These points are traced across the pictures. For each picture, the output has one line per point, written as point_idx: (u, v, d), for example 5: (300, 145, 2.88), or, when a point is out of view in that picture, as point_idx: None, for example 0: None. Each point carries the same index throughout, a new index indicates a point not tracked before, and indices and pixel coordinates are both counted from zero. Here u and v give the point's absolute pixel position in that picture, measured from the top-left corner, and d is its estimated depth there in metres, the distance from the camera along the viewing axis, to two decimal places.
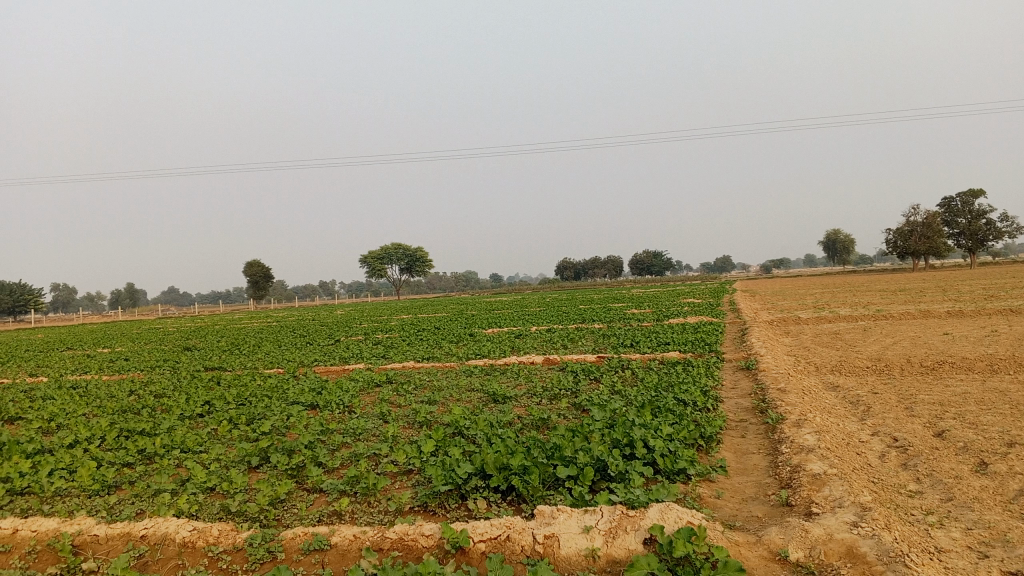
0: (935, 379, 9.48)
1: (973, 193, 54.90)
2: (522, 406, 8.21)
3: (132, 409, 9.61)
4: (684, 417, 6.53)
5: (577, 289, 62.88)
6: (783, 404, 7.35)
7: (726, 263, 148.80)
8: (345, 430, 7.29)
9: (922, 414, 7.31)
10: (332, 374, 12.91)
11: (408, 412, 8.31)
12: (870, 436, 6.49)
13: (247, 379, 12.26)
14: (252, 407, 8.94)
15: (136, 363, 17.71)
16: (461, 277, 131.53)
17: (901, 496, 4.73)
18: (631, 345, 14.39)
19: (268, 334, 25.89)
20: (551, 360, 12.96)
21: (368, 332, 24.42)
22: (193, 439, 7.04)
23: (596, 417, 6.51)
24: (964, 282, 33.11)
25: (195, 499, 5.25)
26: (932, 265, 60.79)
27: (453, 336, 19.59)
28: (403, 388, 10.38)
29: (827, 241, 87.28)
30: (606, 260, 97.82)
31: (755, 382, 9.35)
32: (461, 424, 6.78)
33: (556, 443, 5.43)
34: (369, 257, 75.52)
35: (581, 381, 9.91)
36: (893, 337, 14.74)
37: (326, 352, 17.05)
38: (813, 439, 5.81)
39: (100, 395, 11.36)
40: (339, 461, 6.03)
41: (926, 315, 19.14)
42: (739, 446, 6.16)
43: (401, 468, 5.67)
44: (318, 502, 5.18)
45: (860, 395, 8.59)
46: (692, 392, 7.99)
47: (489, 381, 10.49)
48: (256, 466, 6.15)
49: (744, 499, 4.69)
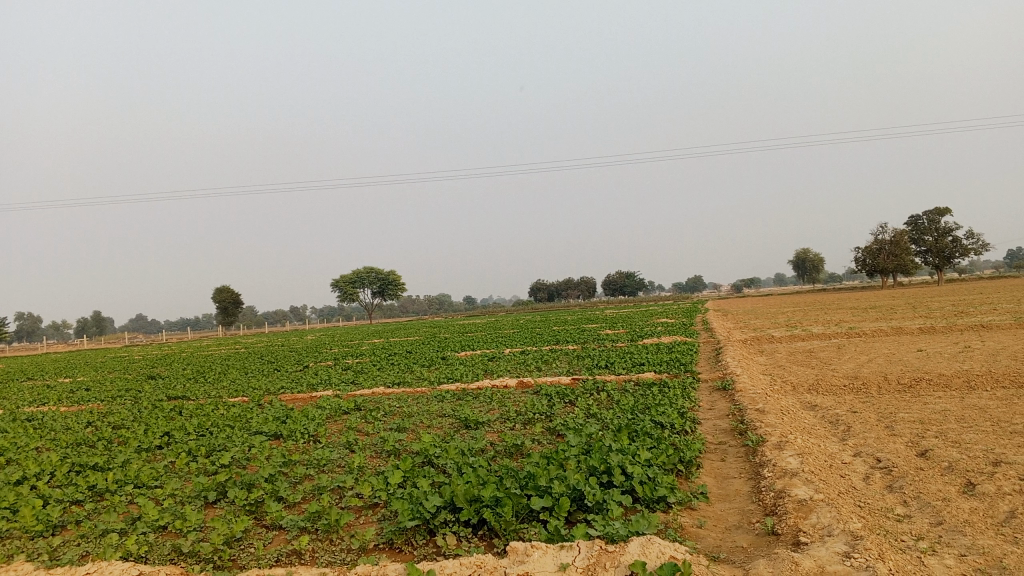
0: (914, 397, 9.34)
1: (938, 211, 55.76)
2: (495, 432, 7.94)
3: (88, 441, 9.20)
4: (662, 441, 6.30)
5: (550, 311, 62.72)
6: (763, 426, 7.14)
7: (698, 283, 149.76)
8: (309, 462, 6.96)
9: (904, 433, 7.14)
10: (299, 401, 12.52)
11: (376, 440, 8.00)
12: (853, 457, 6.30)
13: (211, 408, 11.85)
14: (214, 438, 8.57)
15: (97, 393, 17.16)
16: (434, 300, 130.93)
17: (890, 521, 4.53)
18: (605, 367, 14.16)
19: (235, 361, 25.35)
20: (524, 383, 12.70)
21: (339, 357, 23.98)
22: (148, 473, 6.69)
23: (572, 443, 6.25)
24: (934, 299, 33.41)
25: (146, 539, 4.92)
26: (900, 282, 61.47)
27: (426, 361, 19.25)
28: (372, 414, 10.06)
29: (797, 260, 88.11)
30: (578, 282, 98.04)
31: (733, 403, 9.16)
32: (430, 452, 6.49)
33: (529, 472, 5.17)
34: (342, 283, 74.94)
35: (555, 404, 9.66)
36: (868, 355, 14.67)
37: (295, 379, 16.64)
38: (795, 462, 5.60)
39: (56, 427, 10.90)
40: (301, 496, 5.72)
41: (898, 332, 19.18)
42: (720, 470, 5.94)
43: (367, 501, 5.38)
44: (277, 540, 4.88)
45: (839, 414, 8.42)
46: (669, 414, 7.77)
47: (461, 406, 10.19)
48: (213, 502, 5.82)
49: (727, 528, 4.45)
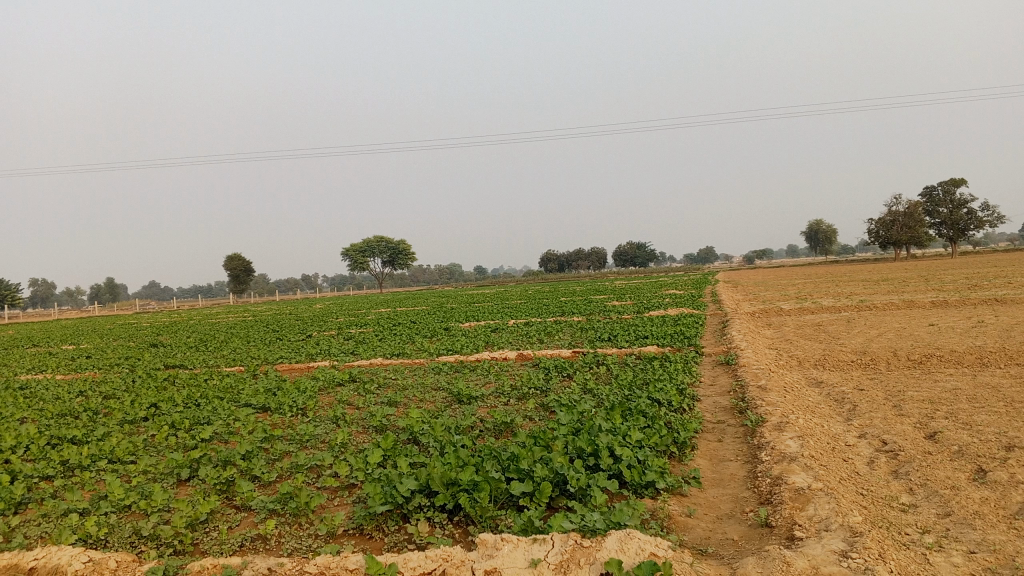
0: (923, 374, 9.02)
1: (954, 183, 55.02)
2: (487, 408, 7.66)
3: (73, 412, 8.99)
4: (657, 420, 5.99)
5: (560, 282, 62.41)
6: (764, 404, 6.83)
7: (709, 254, 148.90)
8: (292, 437, 6.70)
9: (912, 414, 6.82)
10: (295, 372, 12.28)
11: (364, 414, 7.75)
12: (858, 439, 5.99)
13: (204, 378, 11.64)
14: (199, 411, 8.34)
15: (95, 361, 16.98)
16: (445, 268, 130.85)
17: (892, 513, 4.23)
18: (608, 340, 13.85)
19: (239, 330, 25.23)
20: (524, 355, 12.44)
21: (343, 327, 23.78)
22: (123, 447, 6.45)
23: (562, 422, 5.96)
24: (947, 271, 32.83)
25: (108, 520, 4.68)
26: (913, 254, 60.72)
27: (428, 331, 19.04)
28: (364, 387, 9.81)
29: (809, 231, 87.23)
30: (590, 252, 97.55)
31: (735, 379, 8.85)
32: (417, 430, 6.22)
33: (513, 453, 4.89)
34: (353, 250, 74.43)
35: (552, 378, 9.38)
36: (878, 329, 14.30)
37: (295, 349, 16.44)
38: (796, 446, 5.29)
39: (46, 396, 10.72)
40: (276, 474, 5.48)
41: (910, 305, 18.78)
42: (715, 452, 5.64)
43: (343, 482, 5.12)
44: (245, 523, 4.65)
45: (845, 392, 8.10)
46: (667, 390, 7.47)
47: (456, 379, 9.94)
48: (186, 479, 5.59)
49: (719, 517, 4.17)
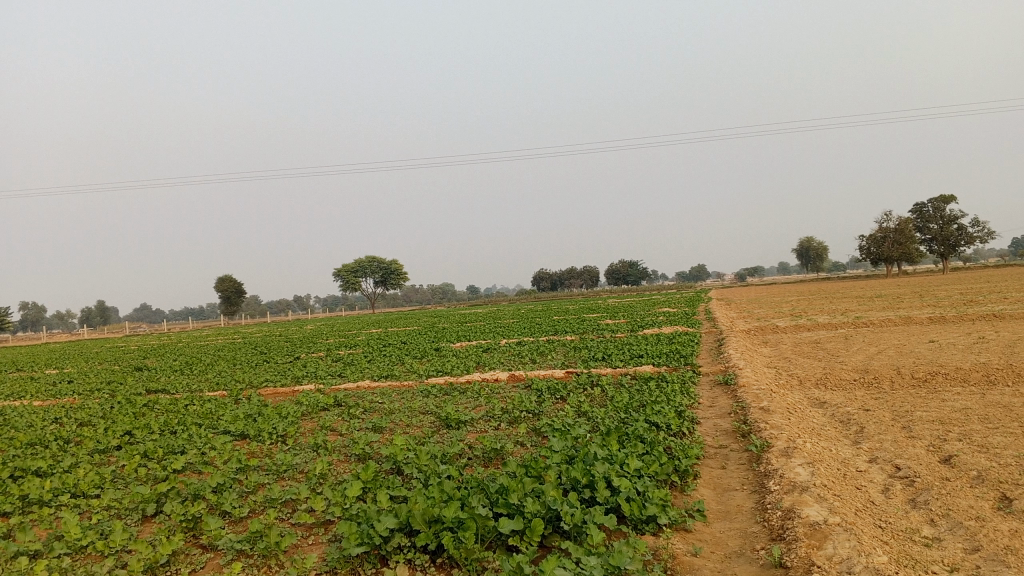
0: (930, 393, 8.68)
1: (944, 198, 55.12)
2: (476, 433, 7.29)
3: (43, 441, 8.57)
4: (656, 446, 5.63)
5: (553, 301, 62.13)
6: (767, 428, 6.48)
7: (702, 272, 148.99)
8: (269, 468, 6.31)
9: (923, 436, 6.48)
10: (279, 396, 11.88)
11: (347, 441, 7.36)
12: (869, 464, 5.64)
13: (183, 403, 11.21)
14: (173, 439, 7.94)
15: (76, 386, 16.48)
16: (437, 288, 130.48)
17: (916, 548, 3.89)
18: (602, 359, 13.50)
19: (225, 352, 24.80)
20: (516, 376, 12.07)
21: (332, 347, 23.43)
22: (89, 480, 6.05)
23: (555, 449, 5.60)
24: (941, 287, 32.59)
25: (62, 563, 4.29)
26: (905, 271, 60.57)
27: (419, 352, 18.62)
28: (349, 411, 9.41)
29: (801, 248, 87.13)
30: (582, 270, 97.32)
31: (735, 400, 8.50)
32: (400, 459, 5.84)
33: (503, 485, 4.52)
34: (342, 271, 74.64)
35: (545, 401, 9.01)
36: (877, 346, 13.99)
37: (280, 372, 16.00)
38: (807, 474, 4.93)
39: (18, 424, 10.28)
40: (248, 509, 5.10)
41: (908, 321, 18.48)
42: (720, 481, 5.28)
43: (319, 518, 4.76)
44: (210, 565, 4.28)
45: (851, 412, 7.76)
46: (665, 412, 7.12)
47: (445, 403, 9.57)
48: (151, 515, 5.21)
49: (727, 556, 3.81)
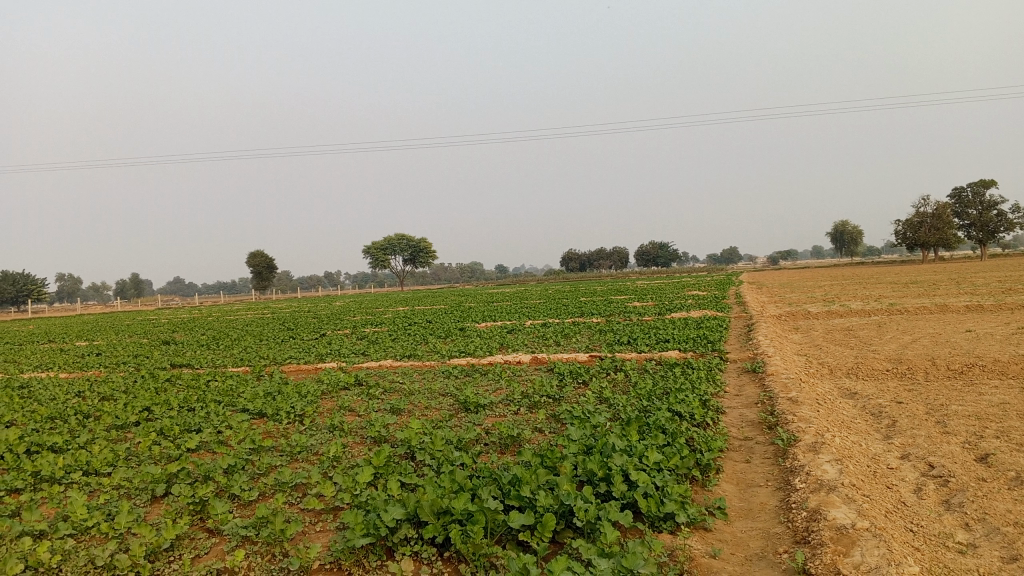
0: (966, 386, 8.38)
1: (984, 183, 53.88)
2: (494, 418, 7.13)
3: (63, 415, 8.57)
4: (677, 437, 5.44)
5: (581, 281, 61.90)
6: (796, 420, 6.25)
7: (733, 255, 147.62)
8: (283, 449, 6.21)
9: (959, 432, 6.21)
10: (301, 374, 11.84)
11: (363, 423, 7.24)
12: (901, 462, 5.41)
13: (205, 380, 11.18)
14: (190, 416, 7.89)
15: (103, 359, 16.59)
16: (466, 267, 130.75)
17: (948, 556, 3.68)
18: (627, 343, 13.29)
19: (252, 327, 24.96)
20: (538, 359, 11.89)
21: (358, 325, 23.45)
22: (101, 458, 5.99)
23: (573, 438, 5.42)
24: (978, 274, 31.89)
25: (65, 544, 4.21)
26: (942, 257, 59.40)
27: (443, 331, 18.51)
28: (368, 392, 9.31)
29: (835, 232, 85.83)
30: (612, 251, 96.81)
31: (762, 389, 8.27)
32: (415, 444, 5.70)
33: (516, 475, 4.36)
34: (373, 248, 74.34)
35: (566, 386, 8.84)
36: (911, 334, 13.62)
37: (304, 349, 15.98)
38: (834, 471, 4.72)
39: (41, 397, 10.32)
40: (257, 492, 5.01)
41: (943, 310, 18.01)
42: (743, 476, 5.09)
43: (328, 505, 4.64)
44: (214, 551, 4.19)
45: (883, 405, 7.49)
46: (689, 401, 6.90)
47: (466, 385, 9.43)
48: (160, 496, 5.12)
49: (747, 559, 3.63)
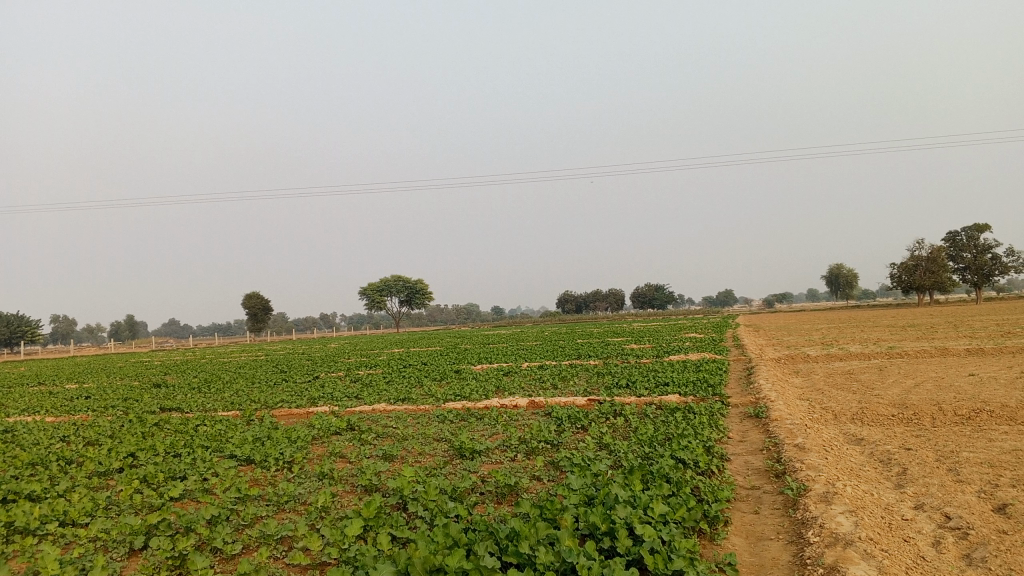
0: (975, 432, 8.15)
1: (978, 227, 54.10)
2: (490, 465, 6.89)
3: (45, 461, 8.29)
4: (682, 487, 5.20)
5: (576, 323, 61.70)
6: (803, 468, 6.03)
7: (728, 297, 147.89)
8: (270, 498, 5.96)
9: (973, 480, 5.98)
10: (292, 418, 11.57)
11: (355, 470, 6.99)
12: (915, 513, 5.17)
13: (193, 424, 10.90)
14: (176, 463, 7.63)
15: (91, 403, 16.27)
16: (462, 309, 130.55)
17: None
18: (626, 386, 13.05)
19: (244, 370, 24.63)
20: (535, 402, 11.64)
21: (351, 368, 23.14)
22: (80, 508, 5.73)
23: (573, 487, 5.19)
24: (975, 318, 31.75)
25: None
26: (938, 300, 59.33)
27: (439, 374, 18.23)
28: (361, 437, 9.04)
29: (831, 274, 85.94)
30: (608, 293, 96.69)
31: (767, 435, 8.04)
32: (408, 494, 5.45)
33: (514, 528, 4.12)
34: (370, 288, 74.39)
35: (564, 430, 8.60)
36: (914, 378, 13.39)
37: (296, 392, 15.69)
38: (848, 523, 4.49)
39: (24, 442, 10.03)
40: (241, 546, 4.75)
41: (943, 353, 17.78)
42: (752, 528, 4.85)
43: (314, 560, 4.39)
44: None
45: (891, 452, 7.26)
46: (692, 447, 6.67)
47: (461, 429, 9.19)
48: (138, 549, 4.86)
49: None
